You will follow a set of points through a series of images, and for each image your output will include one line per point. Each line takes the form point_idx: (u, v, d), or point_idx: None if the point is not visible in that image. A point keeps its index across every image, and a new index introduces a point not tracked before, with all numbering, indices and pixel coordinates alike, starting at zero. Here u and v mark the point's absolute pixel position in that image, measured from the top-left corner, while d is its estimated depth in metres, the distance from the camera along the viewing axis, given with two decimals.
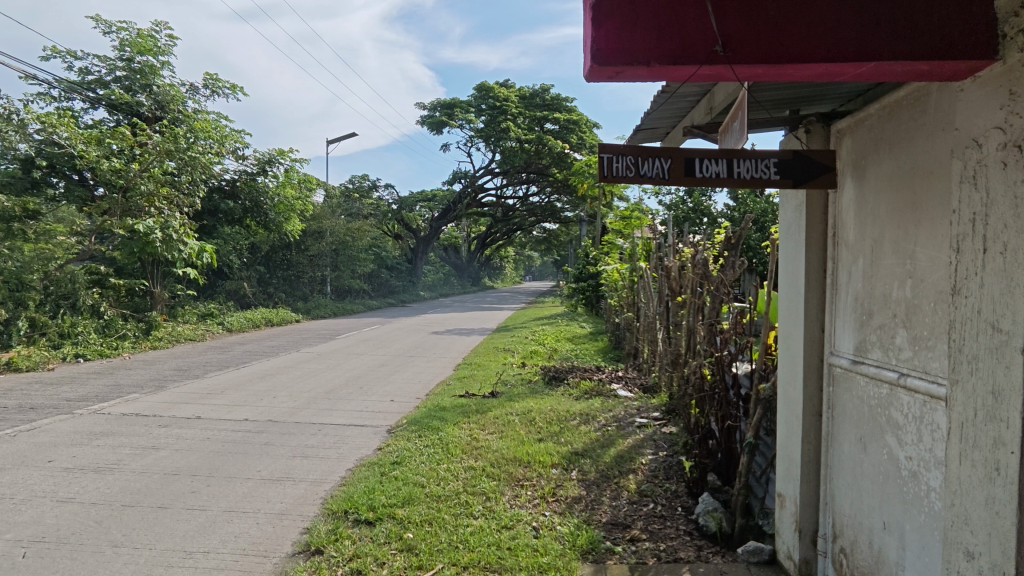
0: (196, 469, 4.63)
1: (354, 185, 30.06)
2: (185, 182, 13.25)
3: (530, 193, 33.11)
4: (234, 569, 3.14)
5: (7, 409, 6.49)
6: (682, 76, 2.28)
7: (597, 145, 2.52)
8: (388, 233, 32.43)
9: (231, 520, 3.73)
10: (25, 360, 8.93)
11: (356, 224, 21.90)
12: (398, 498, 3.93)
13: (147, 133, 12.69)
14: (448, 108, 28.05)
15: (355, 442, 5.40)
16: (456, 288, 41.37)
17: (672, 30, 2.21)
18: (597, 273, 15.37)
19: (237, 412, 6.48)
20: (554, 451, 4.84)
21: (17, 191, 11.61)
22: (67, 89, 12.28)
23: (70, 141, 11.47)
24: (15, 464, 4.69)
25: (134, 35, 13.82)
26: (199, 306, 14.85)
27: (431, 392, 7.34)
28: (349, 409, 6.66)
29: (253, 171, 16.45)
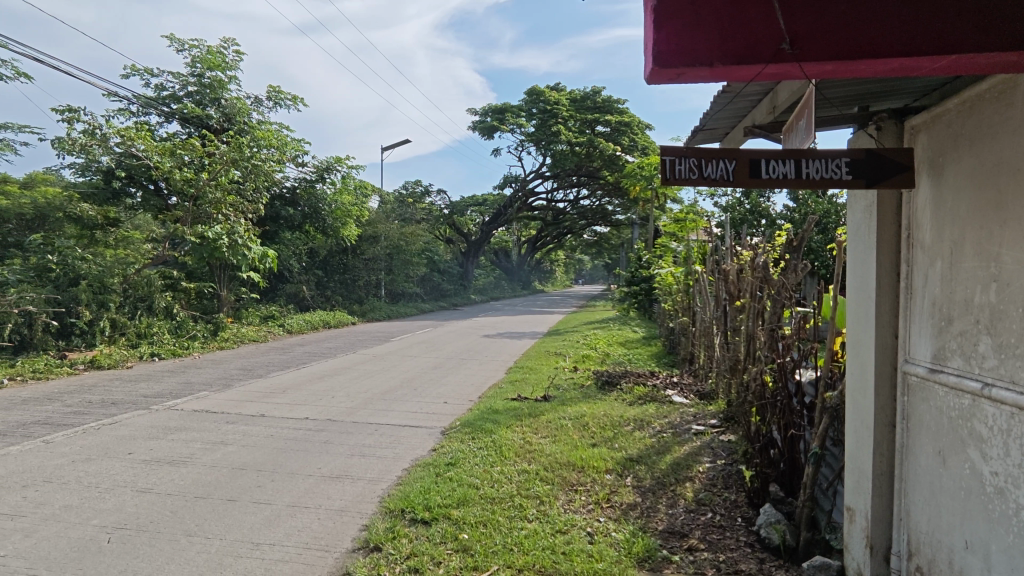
0: (261, 465, 4.84)
1: (407, 190, 30.70)
2: (250, 189, 13.89)
3: (580, 196, 32.94)
4: (297, 562, 3.26)
5: (91, 403, 6.97)
6: (746, 77, 2.23)
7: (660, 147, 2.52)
8: (440, 237, 32.95)
9: (295, 514, 3.88)
10: (106, 358, 9.58)
11: (409, 229, 22.36)
12: (453, 499, 3.98)
13: (215, 144, 13.38)
14: (499, 113, 28.35)
15: (411, 442, 5.51)
16: (507, 292, 41.55)
17: (735, 29, 2.18)
18: (649, 276, 15.12)
19: (298, 410, 6.74)
20: (608, 456, 4.80)
21: (100, 202, 12.57)
22: (145, 105, 13.10)
23: (147, 153, 12.21)
24: (100, 455, 5.03)
25: (204, 52, 14.60)
26: (261, 308, 15.50)
27: (483, 395, 7.40)
28: (404, 410, 6.80)
29: (312, 178, 17.15)
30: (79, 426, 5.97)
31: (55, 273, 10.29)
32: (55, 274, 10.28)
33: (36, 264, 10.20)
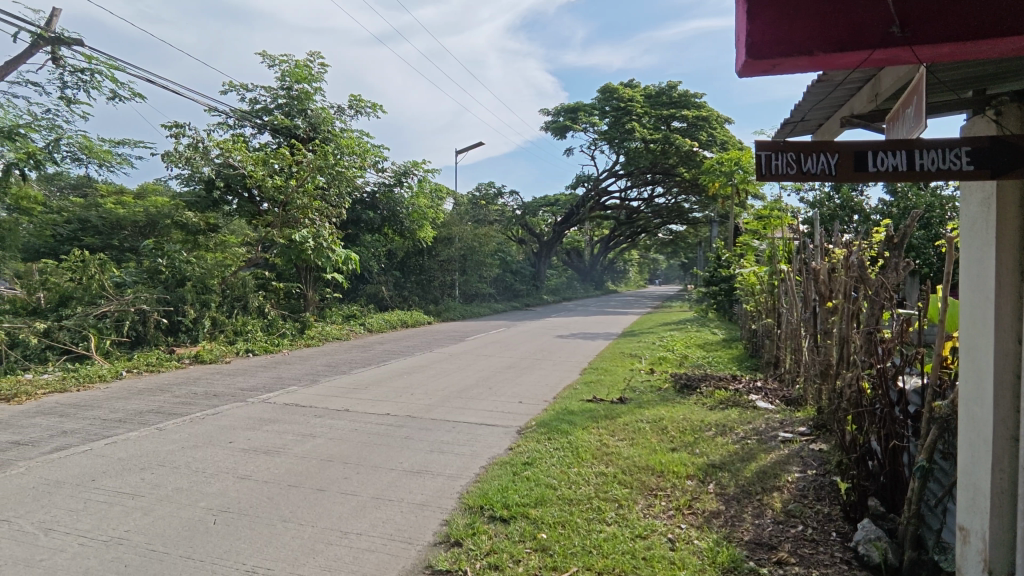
0: (347, 457, 5.08)
1: (480, 192, 31.16)
2: (334, 194, 14.58)
3: (654, 194, 32.20)
4: (383, 552, 3.39)
5: (196, 395, 7.56)
6: (846, 63, 2.22)
7: (755, 143, 2.45)
8: (512, 238, 33.24)
9: (379, 506, 4.04)
10: (208, 353, 10.36)
11: (483, 230, 22.72)
12: (531, 498, 4.01)
13: (302, 152, 14.17)
14: (572, 112, 28.27)
15: (488, 440, 5.60)
16: (580, 292, 41.27)
17: (835, 19, 2.18)
18: (730, 275, 14.56)
19: (380, 406, 7.00)
20: (689, 461, 4.66)
21: (201, 209, 13.48)
22: (240, 118, 14.05)
23: (243, 163, 13.11)
24: (204, 443, 5.45)
25: (293, 66, 15.49)
26: (344, 308, 16.24)
27: (559, 395, 7.40)
28: (480, 408, 6.91)
29: (390, 182, 17.80)
30: (187, 415, 6.49)
31: (164, 275, 11.23)
32: (164, 276, 11.22)
33: (149, 266, 11.19)
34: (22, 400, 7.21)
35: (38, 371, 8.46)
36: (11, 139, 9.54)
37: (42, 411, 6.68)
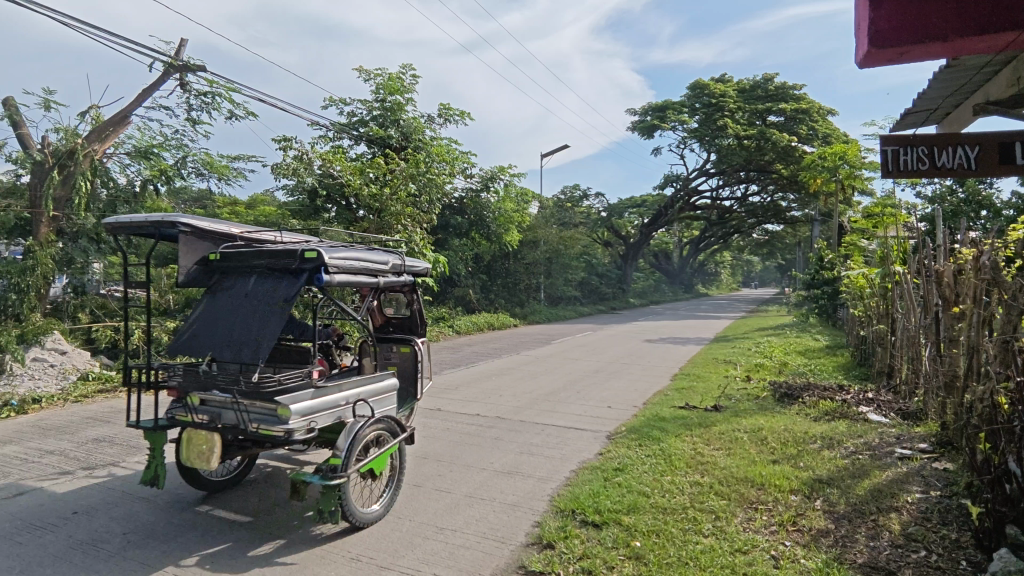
0: (440, 455, 5.24)
1: (565, 195, 31.15)
2: (425, 201, 15.13)
3: (749, 192, 30.72)
4: (477, 549, 3.47)
5: None
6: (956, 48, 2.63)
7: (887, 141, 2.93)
8: (598, 240, 32.92)
9: (472, 505, 4.14)
10: None
11: (568, 233, 22.70)
12: (623, 504, 3.95)
13: (395, 161, 14.81)
14: (660, 111, 27.61)
15: (577, 444, 5.58)
16: (669, 295, 40.15)
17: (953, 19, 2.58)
18: (834, 278, 13.61)
19: (470, 407, 7.17)
20: (793, 475, 4.40)
21: (304, 217, 14.43)
22: (339, 131, 14.91)
23: (342, 173, 13.90)
24: None
25: (386, 79, 16.25)
26: (434, 310, 16.84)
27: (649, 401, 7.25)
28: (569, 412, 6.91)
29: (477, 188, 18.26)
30: None
31: None
32: None
33: None
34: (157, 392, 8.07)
35: None
36: (147, 158, 10.68)
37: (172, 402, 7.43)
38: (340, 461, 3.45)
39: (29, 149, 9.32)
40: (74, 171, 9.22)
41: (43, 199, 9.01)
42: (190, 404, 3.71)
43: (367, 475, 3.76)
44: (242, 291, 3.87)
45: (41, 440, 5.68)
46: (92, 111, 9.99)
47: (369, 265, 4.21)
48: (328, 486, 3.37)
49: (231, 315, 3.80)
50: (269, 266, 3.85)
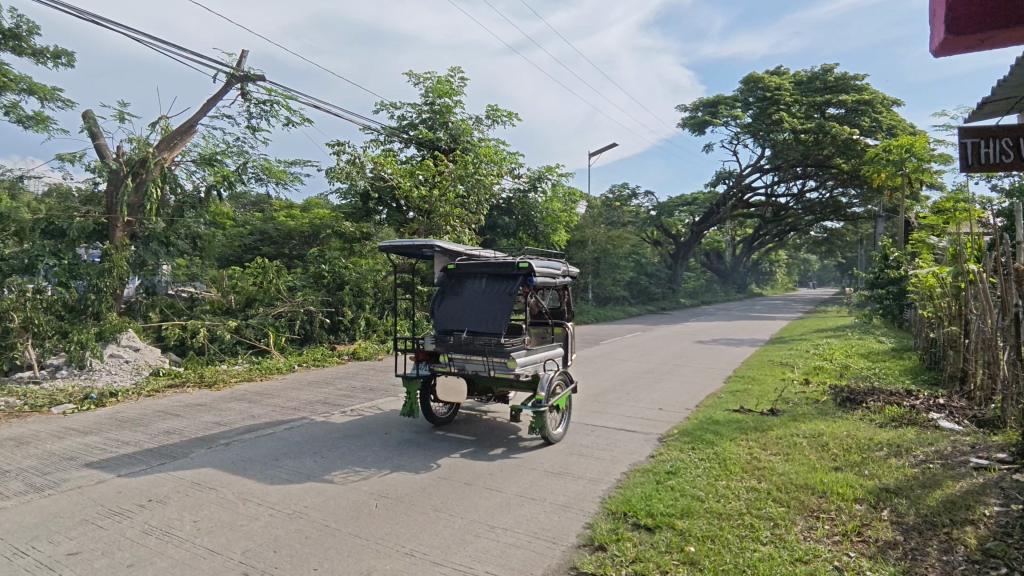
0: (490, 454, 5.28)
1: (614, 194, 30.82)
2: (473, 202, 15.29)
3: (806, 188, 29.59)
4: (529, 549, 3.48)
5: (356, 389, 8.34)
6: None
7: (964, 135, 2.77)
8: (647, 239, 32.40)
9: (523, 504, 4.15)
10: (364, 351, 11.38)
11: (616, 233, 22.44)
12: (676, 508, 3.88)
13: (444, 163, 15.02)
14: (712, 106, 26.94)
15: (628, 446, 5.52)
16: (721, 295, 39.10)
17: None
18: (899, 277, 12.95)
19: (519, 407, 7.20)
20: (857, 483, 4.21)
21: (356, 220, 14.81)
22: (390, 135, 15.24)
23: (393, 176, 14.18)
24: (364, 432, 5.99)
25: (435, 82, 16.51)
26: None
27: (702, 404, 7.08)
28: (619, 413, 6.84)
29: (525, 188, 18.33)
30: (348, 407, 7.19)
31: (327, 280, 12.51)
32: (327, 280, 12.51)
33: (315, 272, 12.56)
34: (221, 387, 8.47)
35: (231, 363, 9.86)
36: (211, 165, 11.17)
37: (235, 397, 7.78)
38: (542, 398, 5.35)
39: (105, 158, 9.94)
40: (146, 178, 9.85)
41: (119, 205, 9.61)
42: (445, 360, 5.68)
43: (554, 409, 5.69)
44: (476, 289, 5.78)
45: (117, 432, 6.04)
46: (162, 122, 10.57)
47: (550, 271, 5.99)
48: (538, 412, 5.31)
49: (474, 305, 5.72)
50: (495, 271, 5.71)
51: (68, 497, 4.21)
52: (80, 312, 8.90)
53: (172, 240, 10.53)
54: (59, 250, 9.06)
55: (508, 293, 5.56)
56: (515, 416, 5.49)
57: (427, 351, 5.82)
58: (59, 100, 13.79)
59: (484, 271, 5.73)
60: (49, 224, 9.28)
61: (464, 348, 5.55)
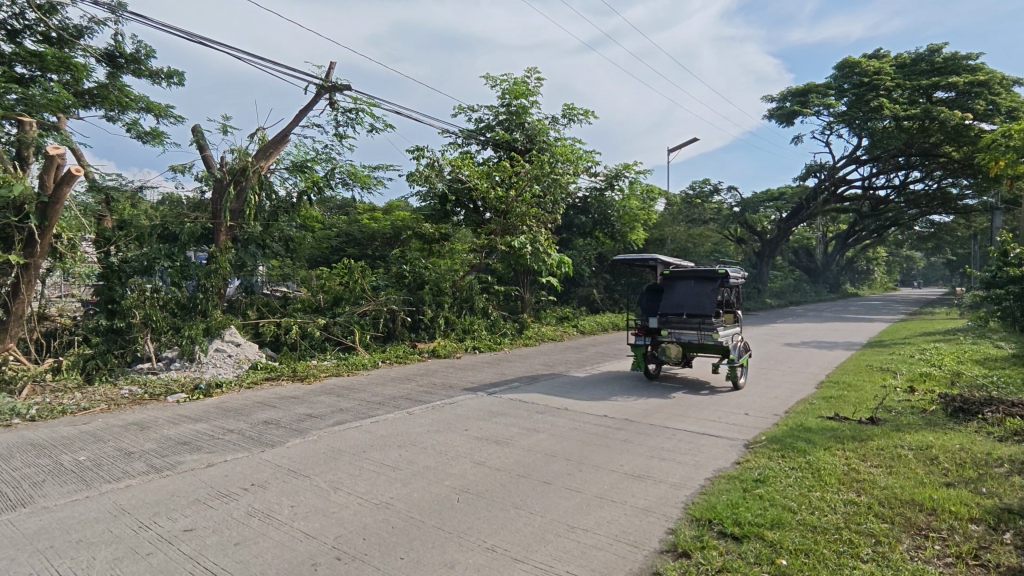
0: (569, 454, 5.28)
1: (694, 191, 29.88)
2: (549, 201, 15.30)
3: (908, 179, 27.38)
4: (611, 551, 3.44)
5: (436, 385, 8.59)
6: None
7: None
8: (729, 237, 31.18)
9: (603, 506, 4.12)
10: (443, 349, 11.68)
11: (697, 231, 21.73)
12: (766, 519, 3.71)
13: (521, 163, 15.14)
14: (802, 95, 25.53)
15: (711, 451, 5.34)
16: (811, 295, 36.91)
17: None
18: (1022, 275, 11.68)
19: (597, 407, 7.14)
20: (973, 502, 3.84)
21: (436, 221, 15.19)
22: (467, 137, 15.55)
23: (470, 178, 14.42)
24: (445, 428, 6.15)
25: (512, 84, 16.69)
26: (558, 310, 17.01)
27: (792, 410, 6.72)
28: (701, 417, 6.63)
29: (601, 186, 18.16)
30: (429, 403, 7.41)
31: (408, 280, 12.94)
32: (408, 280, 12.93)
33: (397, 272, 13.04)
34: (312, 381, 8.98)
35: (321, 359, 10.41)
36: (302, 171, 11.87)
37: (325, 391, 8.22)
38: (734, 358, 8.18)
39: (211, 168, 10.85)
40: (246, 186, 10.62)
41: (223, 211, 10.43)
42: (667, 333, 8.79)
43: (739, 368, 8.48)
44: (688, 287, 8.95)
45: (222, 421, 6.54)
46: (259, 133, 11.33)
47: (736, 276, 8.96)
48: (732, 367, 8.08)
49: (688, 296, 8.88)
50: (701, 274, 8.87)
51: (182, 479, 4.61)
52: (190, 310, 9.70)
53: (267, 242, 11.29)
54: (171, 253, 9.70)
55: (713, 288, 8.73)
56: (714, 369, 8.35)
57: (648, 328, 8.96)
58: (171, 116, 15.13)
59: (693, 275, 8.93)
60: (163, 230, 9.92)
61: (683, 322, 8.69)
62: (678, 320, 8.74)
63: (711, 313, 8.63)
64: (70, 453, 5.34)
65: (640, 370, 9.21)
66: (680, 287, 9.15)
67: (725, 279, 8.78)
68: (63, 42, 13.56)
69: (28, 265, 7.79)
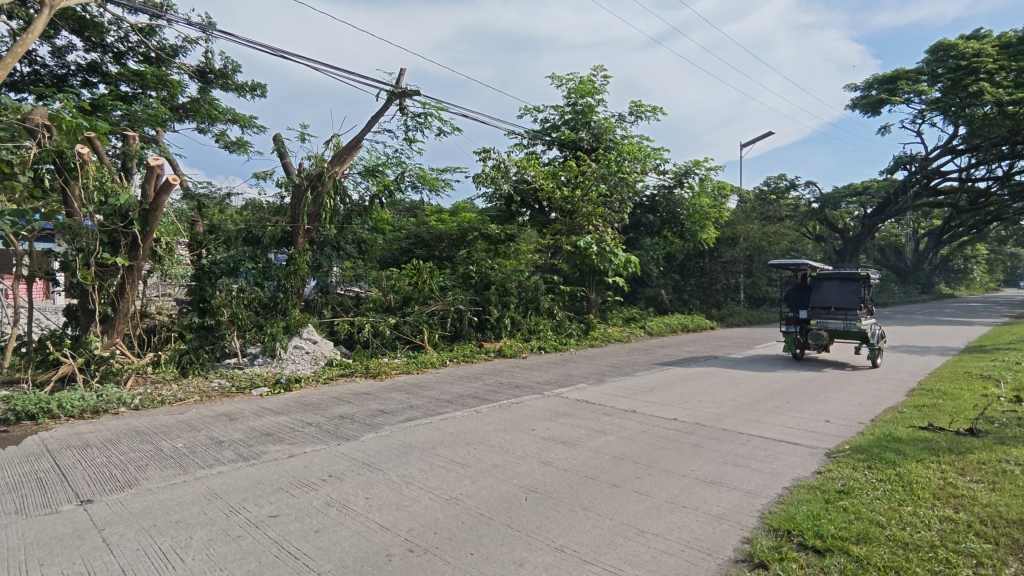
0: (638, 457, 5.20)
1: (769, 186, 28.64)
2: (616, 200, 15.05)
3: (1014, 169, 25.04)
4: (683, 557, 3.37)
5: (503, 385, 8.67)
6: None
7: None
8: (808, 234, 29.69)
9: (674, 511, 4.02)
10: (509, 349, 11.78)
11: (772, 229, 20.80)
12: (851, 532, 3.50)
13: (587, 163, 15.02)
14: (889, 82, 23.92)
15: (790, 459, 5.10)
16: (900, 296, 34.48)
17: None
18: None
19: (667, 410, 6.99)
20: None
21: (501, 221, 15.33)
22: (533, 138, 15.63)
23: (536, 178, 14.42)
24: (512, 427, 6.21)
25: (578, 83, 16.62)
26: (624, 310, 16.76)
27: (879, 418, 6.32)
28: (777, 423, 6.35)
29: (670, 184, 17.72)
30: (496, 401, 7.50)
31: (474, 280, 13.18)
32: (475, 281, 13.17)
33: (464, 273, 13.30)
34: (384, 378, 9.32)
35: (392, 356, 10.77)
36: (374, 176, 12.37)
37: (396, 388, 8.50)
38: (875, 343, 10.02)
39: (291, 174, 11.46)
40: (322, 190, 11.13)
41: (301, 215, 11.05)
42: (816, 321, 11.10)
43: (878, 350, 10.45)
44: (835, 286, 11.25)
45: (302, 414, 6.89)
46: (334, 140, 11.86)
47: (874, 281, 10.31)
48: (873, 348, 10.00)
49: (835, 294, 11.19)
50: (847, 274, 11.10)
51: (267, 468, 4.90)
52: (272, 309, 10.30)
53: (342, 244, 11.77)
54: (255, 255, 10.40)
55: (857, 287, 10.96)
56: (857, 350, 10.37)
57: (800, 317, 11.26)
58: (255, 126, 16.09)
59: (839, 277, 11.21)
60: (248, 233, 10.60)
61: (831, 313, 11.00)
62: (827, 311, 11.05)
63: (855, 307, 10.86)
64: (169, 440, 5.79)
65: (790, 351, 11.41)
66: (826, 287, 11.43)
67: (867, 280, 10.97)
68: (161, 61, 14.70)
69: (133, 268, 8.51)
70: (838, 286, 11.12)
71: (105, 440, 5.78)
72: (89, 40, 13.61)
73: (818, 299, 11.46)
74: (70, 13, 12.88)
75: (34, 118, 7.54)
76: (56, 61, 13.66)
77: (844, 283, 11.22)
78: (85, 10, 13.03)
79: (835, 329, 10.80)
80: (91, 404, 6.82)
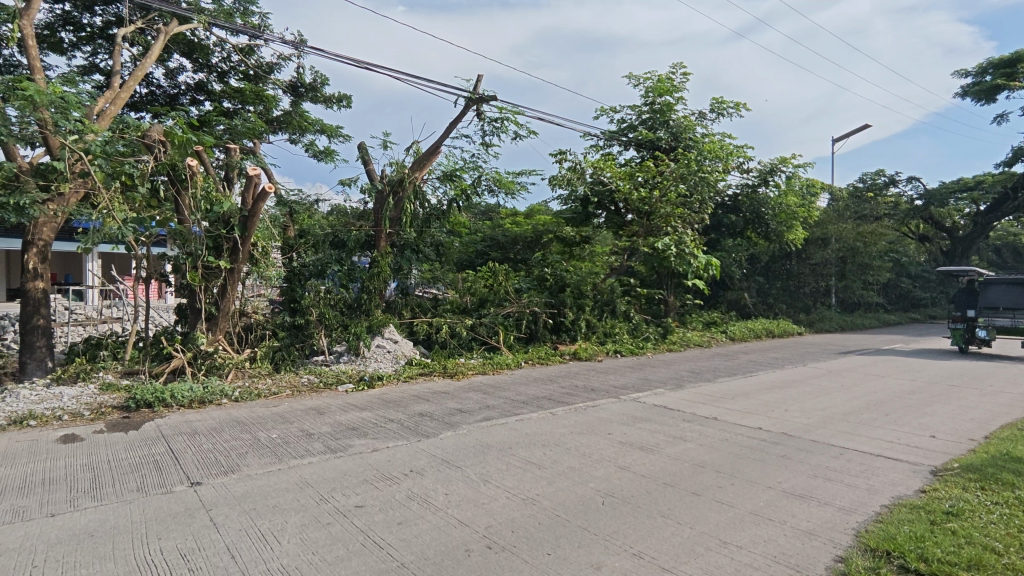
0: (719, 466, 5.02)
1: (865, 183, 26.78)
2: (696, 201, 14.59)
3: None
4: (769, 572, 3.23)
5: (578, 388, 8.63)
6: None
7: None
8: (909, 234, 27.47)
9: (759, 523, 3.86)
10: (585, 352, 11.70)
11: (869, 228, 19.42)
12: (961, 557, 3.23)
13: (665, 162, 14.65)
14: (1006, 66, 21.68)
15: (889, 476, 4.75)
16: None
17: None
18: None
19: (751, 419, 6.70)
20: None
21: (577, 224, 15.11)
22: (610, 139, 15.44)
23: (612, 180, 14.13)
24: (588, 430, 6.18)
25: (656, 81, 16.31)
26: (704, 314, 16.23)
27: (995, 436, 5.75)
28: (874, 437, 5.93)
29: (754, 183, 16.91)
30: (572, 404, 7.49)
31: (550, 282, 13.25)
32: (550, 283, 13.23)
33: (539, 275, 13.38)
34: (461, 377, 9.53)
35: (468, 357, 10.99)
36: (452, 180, 12.50)
37: (473, 388, 8.66)
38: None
39: (374, 181, 11.93)
40: (402, 195, 11.49)
41: (383, 219, 11.41)
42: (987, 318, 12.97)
43: None
44: (1004, 290, 13.19)
45: (385, 410, 7.18)
46: (414, 147, 12.26)
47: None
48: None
49: (1005, 296, 13.15)
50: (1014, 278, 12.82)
51: (353, 461, 5.15)
52: (356, 309, 10.79)
53: (421, 247, 12.16)
54: (341, 258, 11.00)
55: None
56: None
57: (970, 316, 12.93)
58: (341, 135, 16.94)
59: (1007, 282, 13.09)
60: (334, 237, 11.24)
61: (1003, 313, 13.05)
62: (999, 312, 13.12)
63: None
64: (265, 431, 6.22)
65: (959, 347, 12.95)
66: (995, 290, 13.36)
67: None
68: (258, 78, 15.78)
69: (233, 270, 9.18)
70: (1007, 289, 13.03)
71: (210, 428, 6.29)
72: (196, 61, 14.85)
73: (987, 301, 13.36)
74: (181, 37, 14.10)
75: (151, 135, 8.52)
76: (168, 82, 15.00)
77: (1012, 287, 13.09)
78: (194, 34, 14.22)
79: (1005, 325, 12.69)
80: (198, 395, 7.43)
